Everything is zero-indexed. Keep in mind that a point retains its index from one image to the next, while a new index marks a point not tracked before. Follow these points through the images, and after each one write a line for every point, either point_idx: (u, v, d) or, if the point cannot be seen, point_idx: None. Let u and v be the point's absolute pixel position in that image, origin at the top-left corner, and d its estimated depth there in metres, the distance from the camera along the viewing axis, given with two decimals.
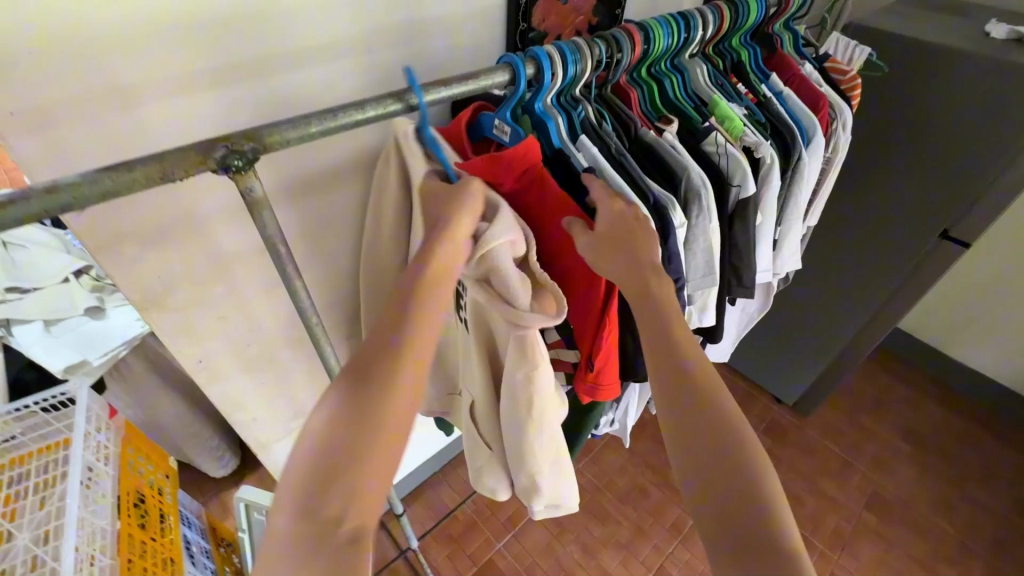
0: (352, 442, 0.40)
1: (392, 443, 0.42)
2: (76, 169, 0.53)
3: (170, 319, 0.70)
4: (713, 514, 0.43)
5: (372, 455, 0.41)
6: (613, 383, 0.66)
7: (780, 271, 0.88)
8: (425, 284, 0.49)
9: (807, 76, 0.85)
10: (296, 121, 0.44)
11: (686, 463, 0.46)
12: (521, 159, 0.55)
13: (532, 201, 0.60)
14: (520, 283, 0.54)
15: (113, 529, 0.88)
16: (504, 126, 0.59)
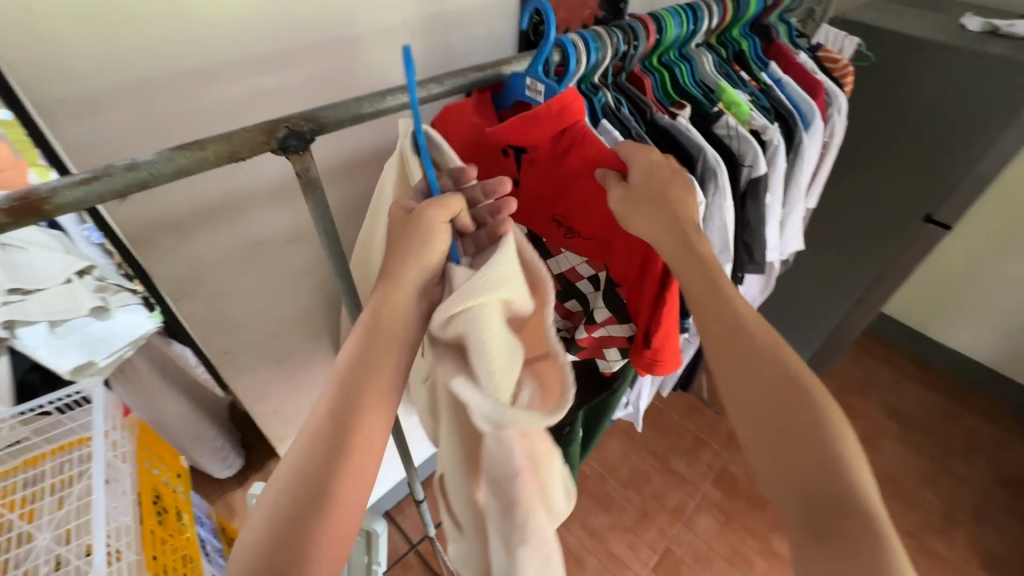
0: (301, 521, 0.42)
1: (342, 523, 0.44)
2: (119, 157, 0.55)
3: (200, 309, 0.71)
4: (797, 483, 0.45)
5: (322, 536, 0.43)
6: (672, 356, 0.70)
7: (784, 250, 0.93)
8: (375, 348, 0.49)
9: (802, 64, 0.90)
10: (348, 103, 0.46)
11: (763, 438, 0.48)
12: (557, 115, 0.56)
13: (570, 167, 0.62)
14: (504, 361, 0.48)
15: (136, 525, 0.88)
16: (537, 84, 0.59)
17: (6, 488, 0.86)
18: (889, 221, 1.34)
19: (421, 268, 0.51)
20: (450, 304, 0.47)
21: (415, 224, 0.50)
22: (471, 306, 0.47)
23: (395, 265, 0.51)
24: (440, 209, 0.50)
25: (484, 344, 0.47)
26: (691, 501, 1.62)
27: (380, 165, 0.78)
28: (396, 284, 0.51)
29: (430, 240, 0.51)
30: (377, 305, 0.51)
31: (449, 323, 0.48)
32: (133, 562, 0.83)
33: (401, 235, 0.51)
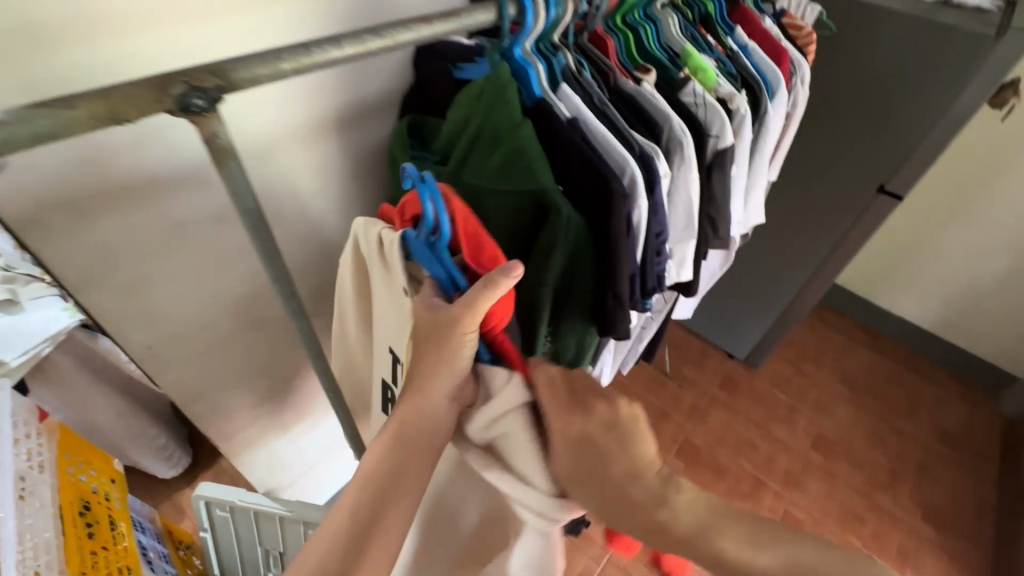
0: None
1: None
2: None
3: (113, 301, 0.62)
4: None
5: None
6: None
7: (747, 224, 0.92)
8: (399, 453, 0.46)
9: (767, 30, 0.87)
10: (264, 55, 0.38)
11: None
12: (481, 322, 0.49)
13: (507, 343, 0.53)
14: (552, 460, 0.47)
15: (59, 540, 0.80)
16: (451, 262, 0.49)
17: None
18: (844, 193, 1.35)
19: (453, 375, 0.47)
20: (492, 408, 0.47)
21: (450, 335, 0.45)
22: (508, 409, 0.47)
23: (424, 373, 0.47)
24: (473, 319, 0.44)
25: (527, 446, 0.47)
26: None
27: (315, 135, 0.70)
28: (425, 390, 0.47)
29: (462, 349, 0.46)
30: (405, 412, 0.47)
31: (486, 427, 0.48)
32: None
33: (429, 342, 0.47)
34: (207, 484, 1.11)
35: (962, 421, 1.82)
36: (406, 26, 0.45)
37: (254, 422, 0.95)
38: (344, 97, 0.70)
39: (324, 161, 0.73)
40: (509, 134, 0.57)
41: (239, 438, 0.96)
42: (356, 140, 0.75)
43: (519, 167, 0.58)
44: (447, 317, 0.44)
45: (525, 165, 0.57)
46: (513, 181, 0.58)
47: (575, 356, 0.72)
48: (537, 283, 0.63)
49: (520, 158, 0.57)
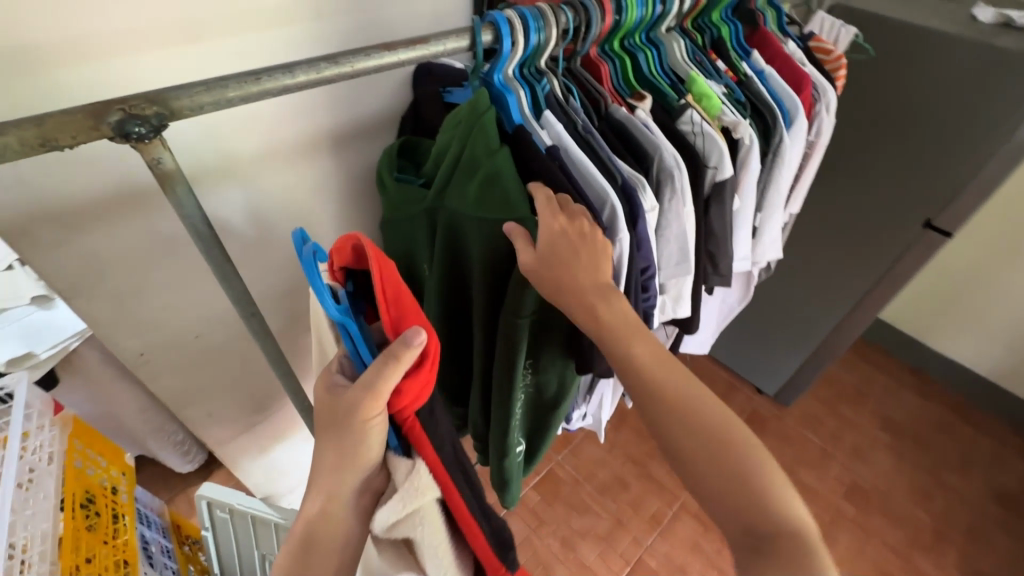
0: None
1: None
2: None
3: (102, 308, 0.64)
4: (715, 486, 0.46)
5: None
6: None
7: (759, 258, 0.86)
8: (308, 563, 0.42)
9: (789, 54, 0.81)
10: (209, 83, 0.38)
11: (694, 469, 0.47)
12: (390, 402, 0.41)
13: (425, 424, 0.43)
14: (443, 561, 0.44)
15: (55, 530, 0.83)
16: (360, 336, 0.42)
17: None
18: (887, 226, 1.25)
19: (361, 469, 0.42)
20: (392, 513, 0.40)
21: (346, 421, 0.39)
22: (414, 510, 0.40)
23: (330, 470, 0.41)
24: (374, 402, 0.38)
25: (434, 544, 0.43)
26: (668, 511, 1.55)
27: (309, 156, 0.70)
28: (333, 493, 0.42)
29: (367, 437, 0.40)
30: (312, 516, 0.43)
31: (388, 531, 0.42)
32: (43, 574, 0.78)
33: (329, 432, 0.41)
34: (209, 484, 1.14)
35: (1023, 481, 1.64)
36: (366, 52, 0.45)
37: (251, 428, 0.97)
38: (339, 117, 0.70)
39: (319, 178, 0.74)
40: (487, 160, 0.55)
41: (235, 443, 0.97)
42: (352, 159, 0.75)
43: (497, 193, 0.56)
44: (344, 402, 0.39)
45: (503, 193, 0.56)
46: (488, 209, 0.56)
47: (558, 391, 0.75)
48: (512, 317, 0.62)
49: (500, 185, 0.55)
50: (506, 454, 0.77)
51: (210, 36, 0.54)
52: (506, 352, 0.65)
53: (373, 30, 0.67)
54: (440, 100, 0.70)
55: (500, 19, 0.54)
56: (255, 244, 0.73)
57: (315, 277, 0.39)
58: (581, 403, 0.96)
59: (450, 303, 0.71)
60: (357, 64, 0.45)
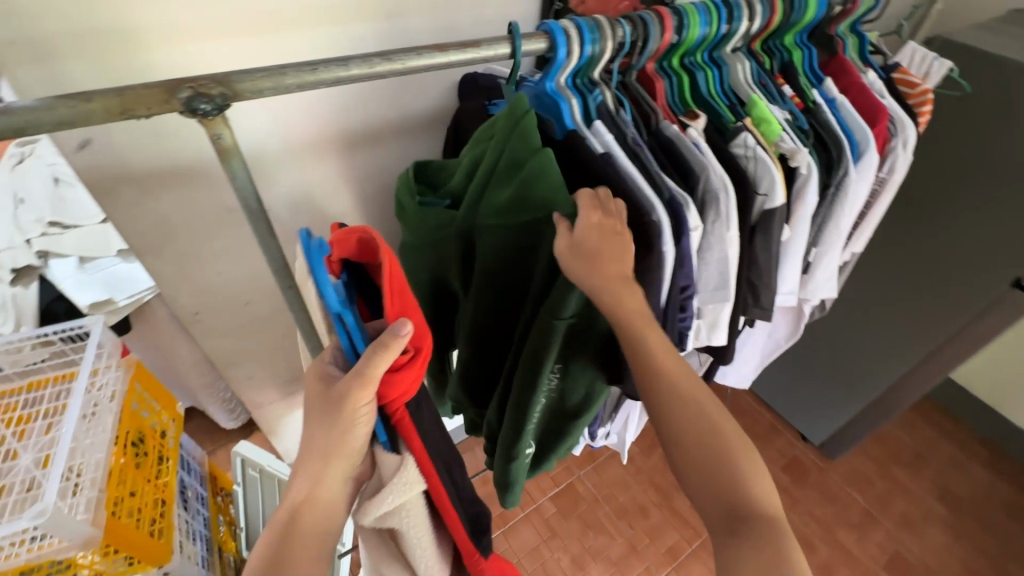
0: None
1: None
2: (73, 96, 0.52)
3: (166, 267, 0.71)
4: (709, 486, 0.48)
5: None
6: None
7: (810, 295, 0.81)
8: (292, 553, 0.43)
9: (868, 85, 0.77)
10: (271, 70, 0.42)
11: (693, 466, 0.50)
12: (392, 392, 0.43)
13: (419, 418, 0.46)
14: (426, 546, 0.49)
15: (108, 460, 0.92)
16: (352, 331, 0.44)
17: (9, 404, 0.97)
18: (966, 279, 1.14)
19: (347, 459, 0.44)
20: (385, 504, 0.44)
21: (337, 408, 0.41)
22: (399, 507, 0.45)
23: (317, 459, 0.43)
24: (363, 389, 0.40)
25: (418, 537, 0.48)
26: (687, 547, 1.49)
27: (364, 145, 0.74)
28: (320, 480, 0.44)
29: (354, 429, 0.42)
30: (299, 500, 0.44)
31: (376, 520, 0.46)
32: (92, 499, 0.86)
33: (317, 419, 0.43)
34: (245, 443, 1.29)
35: None
36: (419, 51, 0.47)
37: (286, 395, 1.02)
38: (396, 112, 0.73)
39: (373, 166, 0.77)
40: (527, 160, 0.53)
41: (271, 408, 1.03)
42: (405, 152, 0.79)
43: (540, 189, 0.54)
44: (335, 391, 0.41)
45: (546, 188, 0.53)
46: (533, 206, 0.55)
47: (583, 397, 0.73)
48: (551, 317, 0.60)
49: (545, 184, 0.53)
50: (513, 457, 0.76)
51: (288, 27, 0.59)
52: (535, 356, 0.63)
53: (438, 32, 0.69)
54: (484, 112, 0.69)
55: (556, 28, 0.55)
56: (306, 223, 0.78)
57: (320, 270, 0.42)
58: (607, 421, 0.95)
59: (483, 301, 0.66)
60: (408, 63, 0.47)
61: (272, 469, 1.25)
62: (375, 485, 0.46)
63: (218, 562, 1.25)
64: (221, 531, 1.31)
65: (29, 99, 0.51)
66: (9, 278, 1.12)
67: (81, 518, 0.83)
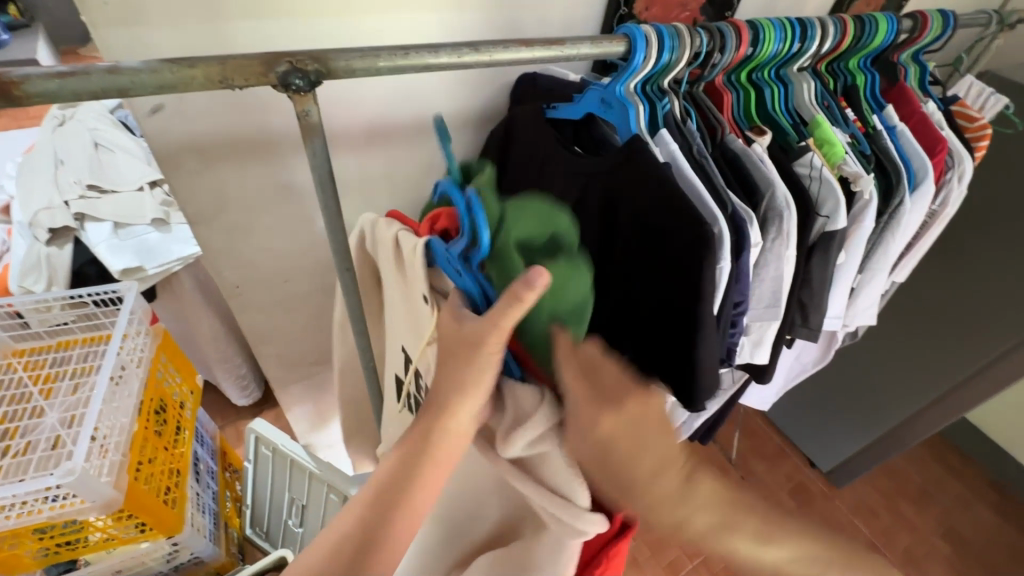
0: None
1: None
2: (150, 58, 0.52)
3: (214, 237, 0.71)
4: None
5: None
6: None
7: (850, 322, 0.81)
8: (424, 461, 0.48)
9: (928, 115, 0.76)
10: (364, 52, 0.42)
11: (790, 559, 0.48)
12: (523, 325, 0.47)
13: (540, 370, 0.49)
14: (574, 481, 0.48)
15: (132, 426, 0.93)
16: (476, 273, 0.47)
17: (39, 362, 0.99)
18: (997, 317, 1.13)
19: (481, 395, 0.47)
20: (529, 429, 0.47)
21: (475, 348, 0.44)
22: (543, 434, 0.48)
23: (454, 390, 0.47)
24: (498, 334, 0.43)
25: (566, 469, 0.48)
26: (688, 563, 1.48)
27: (420, 133, 0.74)
28: (455, 410, 0.47)
29: (486, 369, 0.46)
30: (433, 424, 0.48)
31: (528, 447, 0.49)
32: (115, 463, 0.87)
33: (454, 356, 0.46)
34: (261, 420, 1.25)
35: None
36: (505, 45, 0.47)
37: (310, 377, 1.02)
38: (454, 102, 0.73)
39: (425, 155, 0.77)
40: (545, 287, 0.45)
41: (293, 388, 1.03)
42: (458, 143, 0.78)
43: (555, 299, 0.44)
44: (471, 334, 0.44)
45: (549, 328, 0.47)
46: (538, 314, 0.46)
47: None
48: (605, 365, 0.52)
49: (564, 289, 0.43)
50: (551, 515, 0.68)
51: (365, 10, 0.59)
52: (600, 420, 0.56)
53: (507, 27, 0.69)
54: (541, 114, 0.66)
55: (637, 32, 0.55)
56: (354, 205, 0.77)
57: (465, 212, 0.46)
58: None
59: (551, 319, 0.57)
60: (495, 54, 0.47)
61: (286, 449, 1.19)
62: (511, 420, 0.50)
63: (223, 537, 1.25)
64: (227, 506, 1.31)
65: (112, 59, 0.51)
66: (45, 237, 1.13)
67: (104, 479, 0.83)
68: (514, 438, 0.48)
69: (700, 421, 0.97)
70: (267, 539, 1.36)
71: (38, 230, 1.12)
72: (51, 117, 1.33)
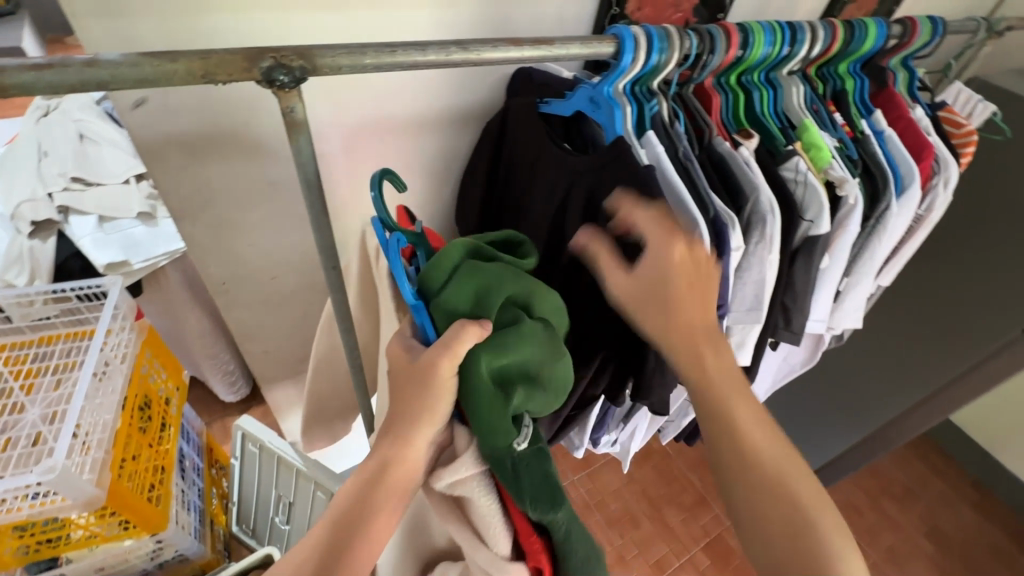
0: None
1: None
2: (132, 50, 0.51)
3: (201, 234, 0.70)
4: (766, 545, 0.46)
5: None
6: None
7: (834, 325, 0.82)
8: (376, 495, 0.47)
9: (916, 120, 0.77)
10: (350, 47, 0.41)
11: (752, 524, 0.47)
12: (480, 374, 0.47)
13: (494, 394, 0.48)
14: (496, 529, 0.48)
15: (115, 423, 0.92)
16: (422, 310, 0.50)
17: (21, 357, 0.98)
18: (981, 320, 1.15)
19: (433, 424, 0.48)
20: (449, 473, 0.48)
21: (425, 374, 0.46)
22: (464, 478, 0.48)
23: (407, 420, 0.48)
24: (450, 358, 0.45)
25: (489, 511, 0.48)
26: (675, 561, 1.49)
27: (410, 130, 0.73)
28: (407, 441, 0.48)
29: (440, 399, 0.47)
30: (387, 458, 0.48)
31: (449, 487, 0.49)
32: (98, 460, 0.86)
33: (407, 387, 0.47)
34: (249, 417, 1.24)
35: None
36: (494, 44, 0.47)
37: (299, 374, 1.01)
38: (444, 99, 0.72)
39: (415, 152, 0.76)
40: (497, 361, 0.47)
41: (281, 385, 1.02)
42: (448, 141, 0.78)
43: (507, 348, 0.46)
44: (426, 363, 0.46)
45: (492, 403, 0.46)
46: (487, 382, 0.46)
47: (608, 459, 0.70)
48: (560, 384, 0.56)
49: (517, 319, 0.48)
50: None
51: (355, 5, 0.59)
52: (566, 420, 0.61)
53: (498, 25, 0.68)
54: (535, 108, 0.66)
55: (625, 34, 0.54)
56: (343, 202, 0.77)
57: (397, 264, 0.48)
58: (614, 429, 0.94)
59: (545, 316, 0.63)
60: (483, 53, 0.47)
61: (272, 446, 1.17)
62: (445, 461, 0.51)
63: (209, 534, 1.24)
64: (213, 503, 1.30)
65: (94, 51, 0.50)
66: (28, 230, 1.11)
67: (86, 477, 0.82)
68: (440, 478, 0.49)
69: (687, 420, 0.98)
70: (253, 536, 1.35)
71: (20, 223, 1.10)
72: (35, 108, 1.31)
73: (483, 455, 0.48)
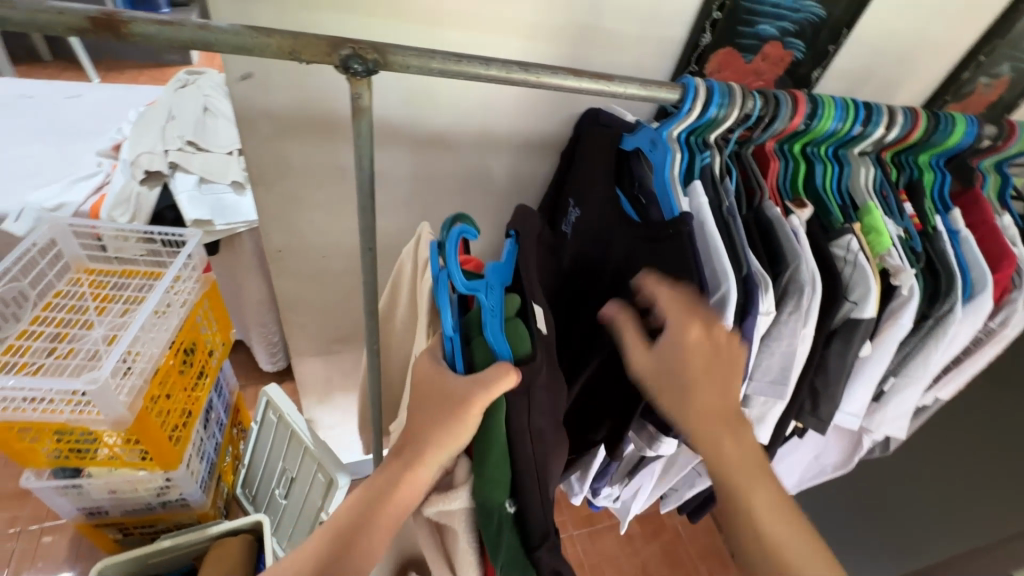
0: None
1: None
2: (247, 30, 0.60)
3: (270, 201, 0.77)
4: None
5: None
6: None
7: (875, 430, 0.75)
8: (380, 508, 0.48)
9: (1002, 227, 0.71)
10: (422, 52, 0.46)
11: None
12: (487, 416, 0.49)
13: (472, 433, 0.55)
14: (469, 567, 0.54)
15: (160, 358, 1.00)
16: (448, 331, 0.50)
17: (103, 283, 1.10)
18: None
19: (453, 447, 0.48)
20: (444, 505, 0.50)
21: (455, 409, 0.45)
22: (454, 512, 0.51)
23: (426, 442, 0.48)
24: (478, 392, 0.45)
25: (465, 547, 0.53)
26: None
27: (474, 144, 0.78)
28: (417, 461, 0.48)
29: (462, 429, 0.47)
30: (399, 476, 0.49)
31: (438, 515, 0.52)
32: (136, 386, 0.93)
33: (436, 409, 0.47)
34: (275, 387, 1.30)
35: None
36: (553, 72, 0.50)
37: (326, 352, 1.06)
38: (511, 121, 0.76)
39: (475, 166, 0.80)
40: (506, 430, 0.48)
41: (307, 360, 1.07)
42: (508, 162, 0.81)
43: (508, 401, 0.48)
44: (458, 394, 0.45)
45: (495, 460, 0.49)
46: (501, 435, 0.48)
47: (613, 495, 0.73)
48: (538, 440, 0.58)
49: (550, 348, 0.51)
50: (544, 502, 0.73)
51: (443, 26, 0.65)
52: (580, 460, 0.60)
53: (575, 63, 0.72)
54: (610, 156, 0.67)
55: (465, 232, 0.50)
56: (400, 199, 0.82)
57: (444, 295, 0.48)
58: (616, 483, 0.88)
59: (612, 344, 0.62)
60: (542, 78, 0.50)
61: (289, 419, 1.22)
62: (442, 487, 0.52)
63: (213, 489, 1.29)
64: (226, 461, 1.37)
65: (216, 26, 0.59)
66: (140, 177, 1.26)
67: (122, 398, 0.90)
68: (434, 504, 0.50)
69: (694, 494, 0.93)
70: (252, 502, 1.40)
71: (136, 170, 1.26)
72: (176, 80, 1.52)
73: (478, 500, 0.50)
